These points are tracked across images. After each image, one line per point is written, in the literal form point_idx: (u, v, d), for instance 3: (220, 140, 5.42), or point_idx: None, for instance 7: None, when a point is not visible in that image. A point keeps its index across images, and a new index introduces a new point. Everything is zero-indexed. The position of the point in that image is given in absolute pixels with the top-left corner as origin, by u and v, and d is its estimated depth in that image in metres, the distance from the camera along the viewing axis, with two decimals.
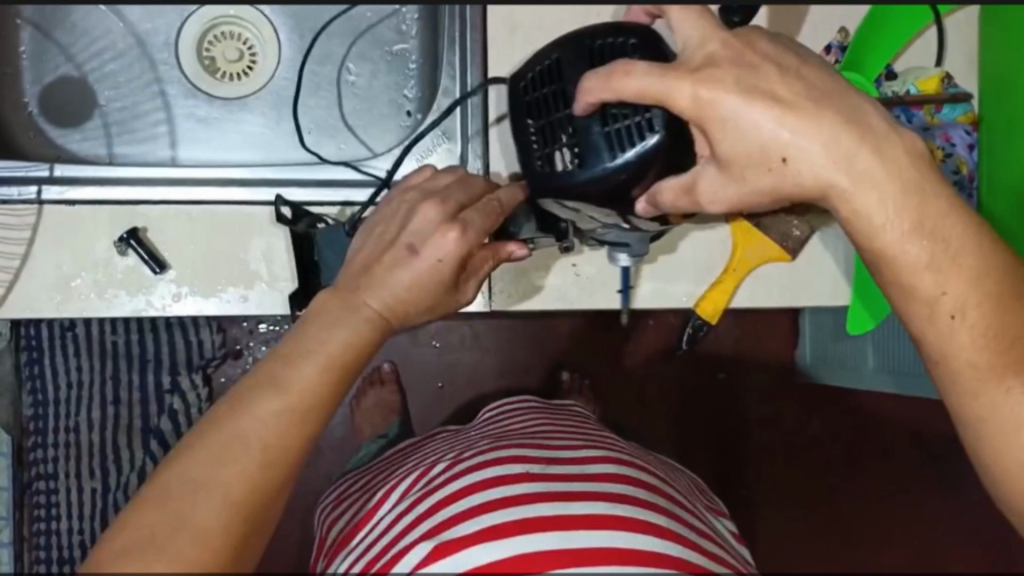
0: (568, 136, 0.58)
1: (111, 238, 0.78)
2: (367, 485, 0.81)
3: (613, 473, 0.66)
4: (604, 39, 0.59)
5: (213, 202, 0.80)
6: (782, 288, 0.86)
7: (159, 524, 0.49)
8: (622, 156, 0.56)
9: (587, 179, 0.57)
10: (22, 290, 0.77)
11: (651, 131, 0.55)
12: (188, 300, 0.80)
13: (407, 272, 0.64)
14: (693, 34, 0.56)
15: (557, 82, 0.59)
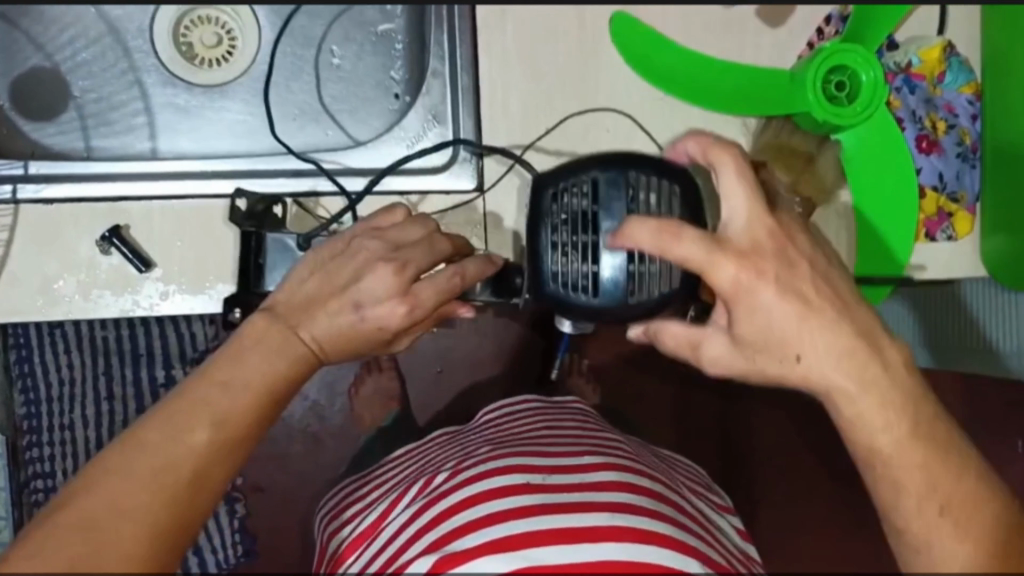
0: (590, 262, 0.57)
1: (92, 236, 0.76)
2: (368, 488, 0.80)
3: (616, 478, 0.65)
4: (646, 173, 0.57)
5: (194, 196, 0.78)
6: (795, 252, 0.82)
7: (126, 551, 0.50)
8: (635, 301, 0.57)
9: (595, 310, 0.58)
10: (5, 294, 0.75)
11: (670, 285, 0.58)
12: (177, 297, 0.77)
13: (345, 324, 0.63)
14: (741, 213, 0.53)
15: (591, 202, 0.57)
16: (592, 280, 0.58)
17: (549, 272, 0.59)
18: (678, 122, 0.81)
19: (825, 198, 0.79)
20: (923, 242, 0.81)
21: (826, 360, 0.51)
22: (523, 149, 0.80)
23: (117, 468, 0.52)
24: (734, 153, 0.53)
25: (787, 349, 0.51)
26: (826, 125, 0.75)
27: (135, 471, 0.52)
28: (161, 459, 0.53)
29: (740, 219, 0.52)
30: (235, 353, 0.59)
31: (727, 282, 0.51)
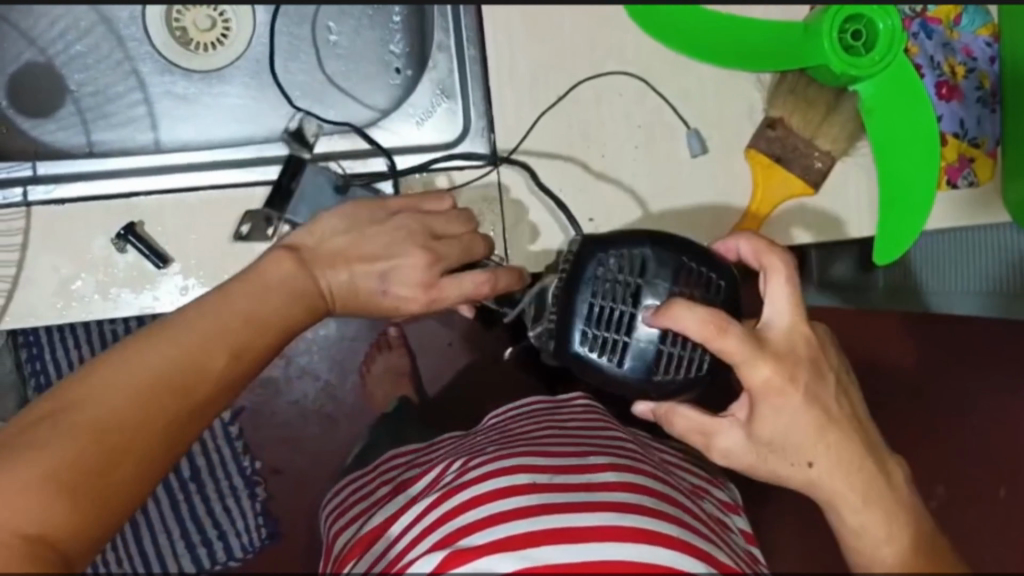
0: (624, 334, 0.62)
1: (108, 235, 0.75)
2: (377, 485, 0.81)
3: (620, 479, 0.66)
4: (694, 264, 0.63)
5: (204, 188, 0.76)
6: (804, 215, 0.80)
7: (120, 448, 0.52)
8: (655, 379, 0.63)
9: (618, 379, 0.63)
10: (23, 298, 0.74)
11: (692, 371, 0.63)
12: (196, 292, 0.76)
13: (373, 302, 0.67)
14: (782, 320, 0.58)
15: (637, 276, 0.63)
16: (619, 350, 0.62)
17: (581, 332, 0.63)
18: (692, 85, 0.79)
19: (845, 150, 0.79)
20: (944, 191, 0.81)
21: (836, 470, 0.56)
22: (535, 119, 0.78)
23: (125, 377, 0.55)
24: (784, 259, 0.59)
25: (802, 451, 0.56)
26: (844, 77, 0.73)
27: (122, 381, 0.55)
28: (144, 362, 0.56)
29: (783, 323, 0.58)
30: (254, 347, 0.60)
31: (761, 382, 0.56)
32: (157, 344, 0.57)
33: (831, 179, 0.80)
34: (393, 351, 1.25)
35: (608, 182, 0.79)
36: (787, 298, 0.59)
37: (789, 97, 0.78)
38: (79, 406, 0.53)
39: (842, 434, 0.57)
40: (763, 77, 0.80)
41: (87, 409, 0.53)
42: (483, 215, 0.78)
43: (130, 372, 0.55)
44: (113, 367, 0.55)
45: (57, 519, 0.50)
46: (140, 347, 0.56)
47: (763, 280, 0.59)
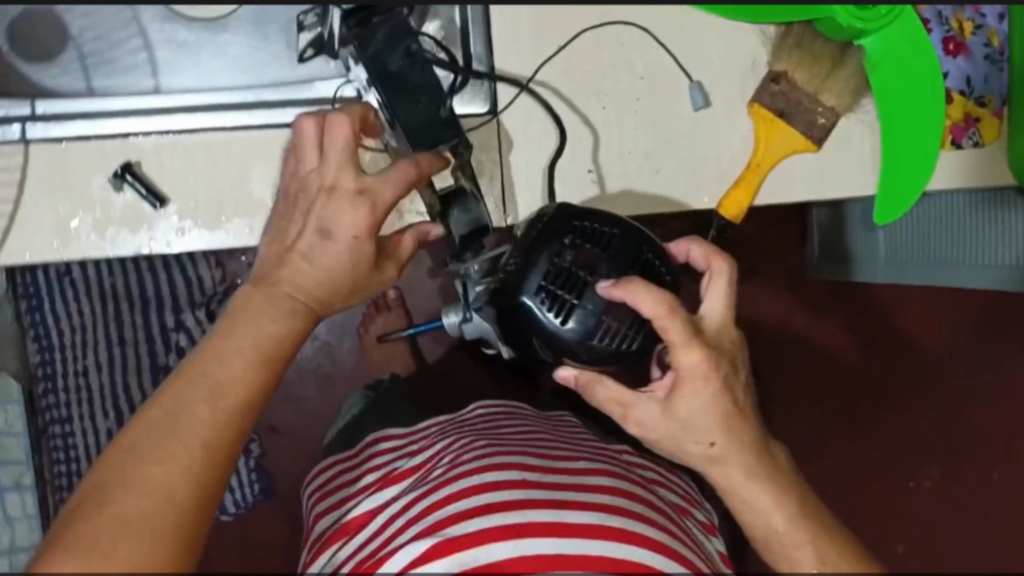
0: (573, 294, 0.66)
1: (105, 174, 0.74)
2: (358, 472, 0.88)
3: (605, 486, 0.74)
4: (651, 256, 0.69)
5: (207, 129, 0.75)
6: (801, 174, 0.80)
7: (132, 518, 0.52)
8: (591, 347, 0.66)
9: (556, 335, 0.66)
10: (20, 232, 0.74)
11: (629, 346, 0.66)
12: (192, 233, 0.76)
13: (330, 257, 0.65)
14: (717, 316, 0.64)
15: (602, 249, 0.67)
16: (565, 308, 0.66)
17: (537, 285, 0.66)
18: (701, 35, 0.78)
19: (849, 107, 0.78)
20: (947, 151, 0.80)
21: (734, 449, 0.61)
22: (536, 67, 0.77)
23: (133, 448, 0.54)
24: (730, 266, 0.65)
25: (710, 431, 0.61)
26: (850, 30, 0.74)
27: (154, 475, 0.53)
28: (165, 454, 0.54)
29: (717, 319, 0.64)
30: (264, 366, 0.59)
31: (691, 364, 0.60)
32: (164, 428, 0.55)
33: (835, 131, 0.79)
34: (391, 312, 1.24)
35: (610, 134, 0.78)
36: (724, 299, 0.64)
37: (794, 50, 0.77)
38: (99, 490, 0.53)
39: (744, 421, 0.62)
40: (769, 30, 0.79)
41: (119, 505, 0.52)
42: (482, 164, 0.77)
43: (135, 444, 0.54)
44: (136, 464, 0.54)
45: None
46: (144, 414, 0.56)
47: (704, 283, 0.65)
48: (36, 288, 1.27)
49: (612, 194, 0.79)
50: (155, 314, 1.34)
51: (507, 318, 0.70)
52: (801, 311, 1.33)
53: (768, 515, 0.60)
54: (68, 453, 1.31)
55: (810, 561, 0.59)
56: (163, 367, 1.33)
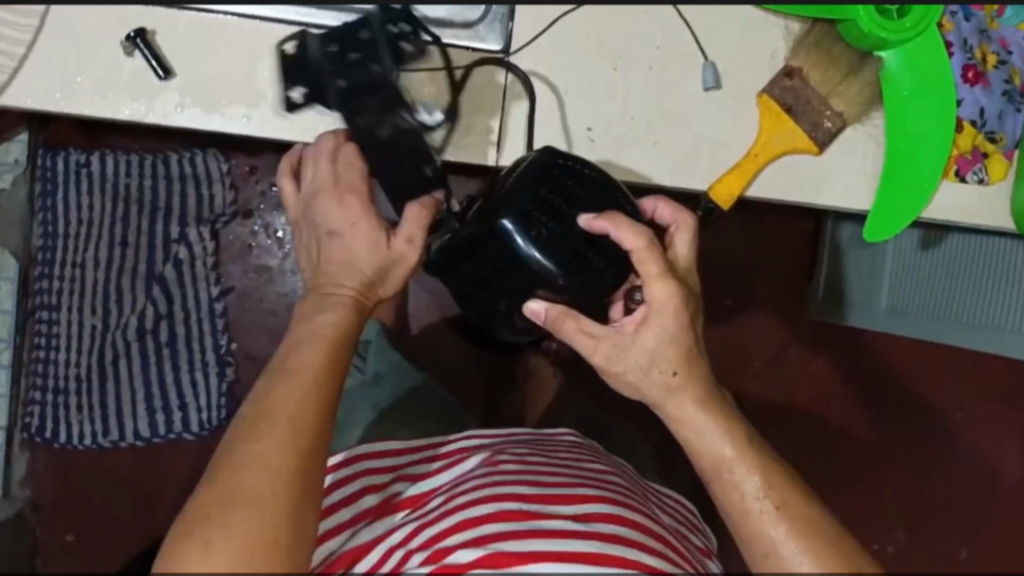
0: (551, 223, 0.69)
1: (119, 37, 0.76)
2: (350, 484, 0.80)
3: (607, 511, 0.73)
4: (626, 203, 0.72)
5: (225, 13, 0.76)
6: (801, 177, 0.79)
7: (222, 504, 0.55)
8: (562, 276, 0.69)
9: (533, 260, 0.69)
10: (27, 76, 0.76)
11: (602, 280, 0.70)
12: (191, 112, 0.77)
13: (340, 245, 0.68)
14: (685, 260, 0.71)
15: (582, 188, 0.71)
16: (544, 237, 0.69)
17: (520, 212, 0.69)
18: (725, 18, 0.78)
19: (858, 115, 0.78)
20: (951, 182, 0.79)
21: (690, 385, 0.66)
22: (555, 19, 0.77)
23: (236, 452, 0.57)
24: (693, 220, 0.73)
25: (672, 360, 0.66)
26: (870, 40, 0.73)
27: (243, 483, 0.56)
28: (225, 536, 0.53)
29: (684, 263, 0.71)
30: (332, 347, 0.64)
31: (661, 296, 0.66)
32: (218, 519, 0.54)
33: (841, 136, 0.78)
34: None
35: (616, 96, 0.78)
36: (689, 247, 0.72)
37: (811, 50, 0.76)
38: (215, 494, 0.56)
39: (697, 362, 0.67)
40: (792, 26, 0.78)
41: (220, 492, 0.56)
42: (482, 101, 0.78)
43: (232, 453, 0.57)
44: (228, 465, 0.57)
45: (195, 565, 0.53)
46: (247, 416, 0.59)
47: (672, 236, 0.72)
48: (53, 174, 1.30)
49: (605, 158, 0.79)
50: (161, 223, 1.33)
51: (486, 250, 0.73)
52: (796, 348, 1.29)
53: (716, 439, 0.64)
54: (50, 341, 1.32)
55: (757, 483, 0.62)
56: (157, 276, 1.34)
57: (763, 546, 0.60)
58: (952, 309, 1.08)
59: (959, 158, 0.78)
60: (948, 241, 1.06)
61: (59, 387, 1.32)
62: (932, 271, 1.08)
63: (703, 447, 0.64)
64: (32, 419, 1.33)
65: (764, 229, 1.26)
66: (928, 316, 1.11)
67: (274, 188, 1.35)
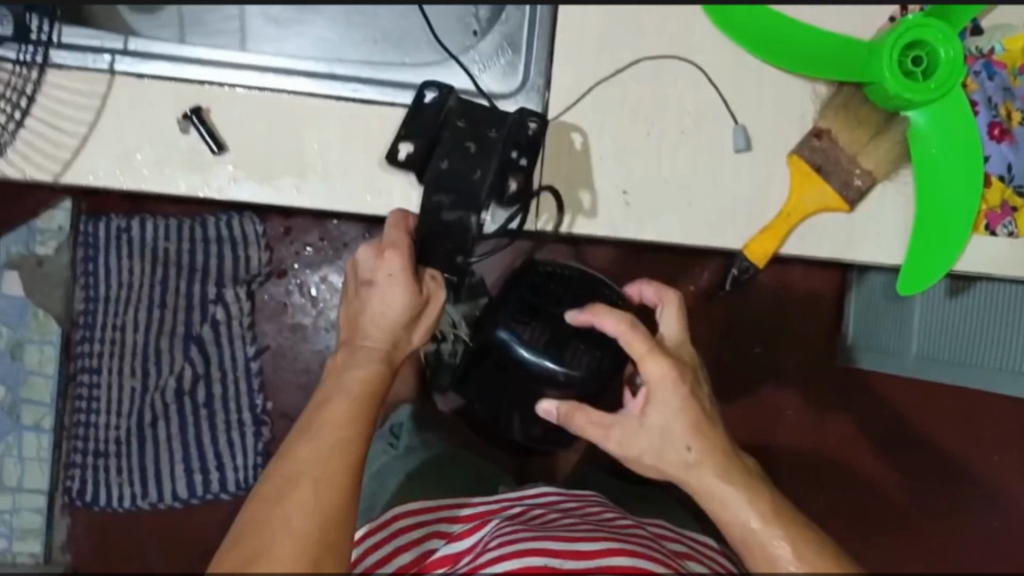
0: (545, 327, 0.78)
1: (176, 114, 0.80)
2: (386, 546, 0.83)
3: (632, 562, 0.69)
4: (610, 296, 0.80)
5: (276, 90, 0.80)
6: (833, 235, 0.81)
7: (246, 557, 0.58)
8: (564, 371, 0.77)
9: (535, 364, 0.78)
10: (87, 155, 0.80)
11: (602, 367, 0.75)
12: (246, 183, 0.80)
13: (375, 301, 0.69)
14: (676, 335, 0.68)
15: (564, 288, 0.81)
16: (539, 340, 0.78)
17: (510, 323, 0.80)
18: (756, 81, 0.81)
19: (888, 174, 0.80)
20: (981, 235, 0.81)
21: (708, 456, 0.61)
22: (591, 87, 0.80)
23: (263, 509, 0.60)
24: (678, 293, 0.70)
25: (685, 435, 0.61)
26: (896, 99, 0.77)
27: (266, 539, 0.58)
28: None
29: (676, 337, 0.68)
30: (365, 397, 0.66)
31: (657, 374, 0.62)
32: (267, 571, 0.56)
33: (872, 192, 0.81)
34: None
35: (649, 157, 0.81)
36: (679, 323, 0.69)
37: (838, 111, 0.80)
38: (246, 549, 0.58)
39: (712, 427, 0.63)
40: (819, 89, 0.81)
41: (251, 542, 0.59)
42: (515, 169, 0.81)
43: (260, 507, 0.60)
44: (256, 519, 0.60)
45: None
46: (278, 468, 0.62)
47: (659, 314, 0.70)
48: (95, 239, 1.34)
49: (639, 220, 0.81)
50: (200, 285, 1.35)
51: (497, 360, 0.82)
52: (824, 397, 1.30)
53: (741, 511, 0.60)
54: (91, 404, 1.36)
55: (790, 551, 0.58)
56: (195, 336, 1.36)
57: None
58: (987, 351, 1.06)
59: (987, 213, 0.80)
60: (978, 291, 1.07)
61: (100, 450, 1.36)
62: (948, 317, 1.09)
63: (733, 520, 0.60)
64: (73, 482, 1.36)
65: (790, 278, 1.28)
66: (960, 358, 1.08)
67: (308, 248, 1.38)
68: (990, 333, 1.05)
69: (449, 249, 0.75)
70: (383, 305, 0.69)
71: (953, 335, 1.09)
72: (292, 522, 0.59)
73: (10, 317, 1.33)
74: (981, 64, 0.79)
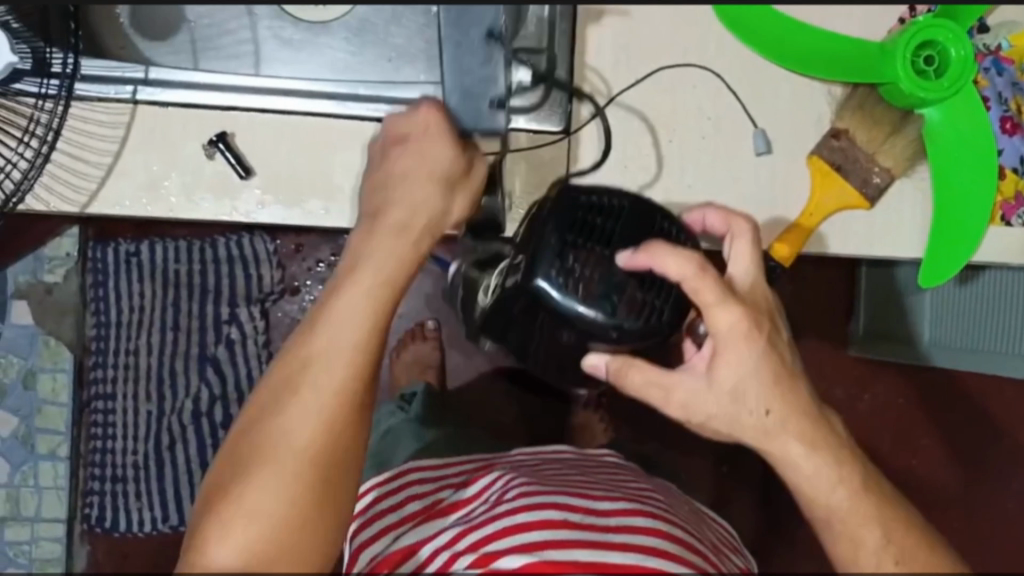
0: (594, 271, 0.66)
1: (200, 140, 0.80)
2: (397, 498, 0.84)
3: (649, 525, 0.73)
4: (666, 223, 0.68)
5: (300, 113, 0.80)
6: (855, 232, 0.83)
7: (266, 434, 0.58)
8: (617, 323, 0.65)
9: (581, 314, 0.66)
10: (113, 186, 0.80)
11: (660, 318, 0.65)
12: (273, 208, 0.81)
13: (410, 171, 0.66)
14: (748, 276, 0.65)
15: (614, 221, 0.68)
16: (586, 287, 0.65)
17: (552, 266, 0.66)
18: (773, 86, 0.82)
19: (905, 170, 0.82)
20: (997, 226, 0.83)
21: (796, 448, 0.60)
22: (610, 100, 0.82)
23: (287, 391, 0.59)
24: (750, 225, 0.66)
25: (763, 400, 0.61)
26: (911, 98, 0.78)
27: (288, 420, 0.58)
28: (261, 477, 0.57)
29: (746, 279, 0.65)
30: (383, 286, 0.62)
31: (727, 326, 0.61)
32: (267, 473, 0.57)
33: (890, 189, 0.83)
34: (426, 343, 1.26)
35: (672, 165, 0.83)
36: (751, 259, 0.65)
37: (855, 113, 0.81)
38: (268, 429, 0.58)
39: (801, 412, 0.61)
40: (835, 91, 0.83)
41: (274, 416, 0.59)
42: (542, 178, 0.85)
43: (284, 389, 0.59)
44: (280, 399, 0.59)
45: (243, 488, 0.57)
46: (303, 346, 0.61)
47: (731, 246, 0.66)
48: (104, 264, 1.33)
49: None
50: (212, 304, 1.35)
51: (530, 311, 0.70)
52: (841, 386, 1.32)
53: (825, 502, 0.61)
54: (106, 430, 1.35)
55: (873, 538, 0.61)
56: (210, 357, 1.35)
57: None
58: (1000, 338, 1.10)
59: (1001, 206, 0.82)
60: (981, 279, 1.09)
61: (117, 475, 1.35)
62: (960, 304, 1.13)
63: (814, 493, 0.61)
64: (91, 509, 1.36)
65: (803, 274, 1.29)
66: (977, 345, 1.13)
67: (320, 264, 1.37)
68: (1003, 318, 1.08)
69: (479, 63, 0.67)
70: (412, 194, 0.65)
71: (967, 324, 1.13)
72: (293, 428, 0.58)
73: (21, 347, 1.33)
74: (990, 61, 0.81)
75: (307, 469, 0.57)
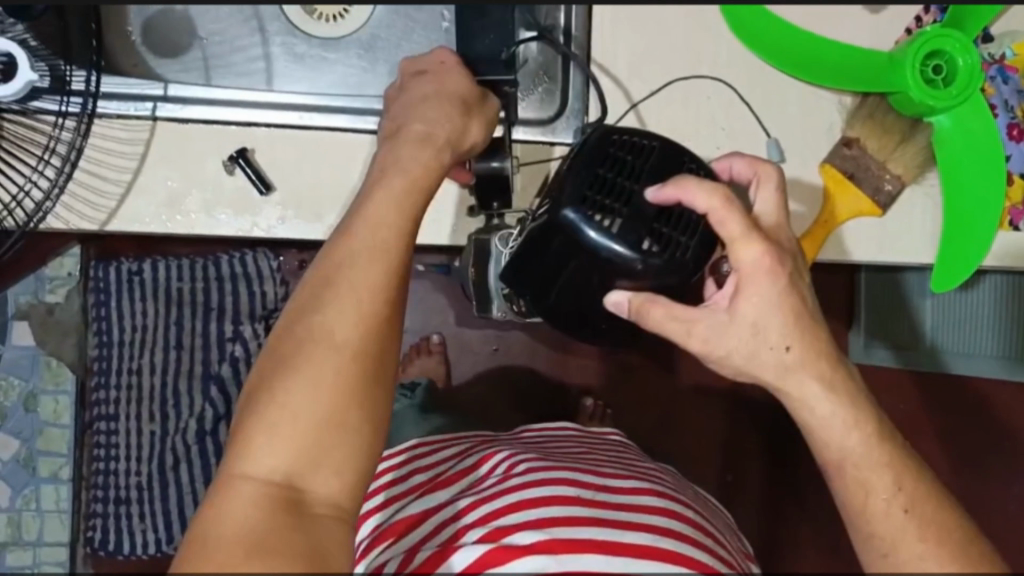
0: (621, 202, 0.66)
1: (220, 158, 0.81)
2: (403, 481, 0.84)
3: (659, 504, 0.73)
4: (692, 163, 0.69)
5: (320, 127, 0.81)
6: (870, 238, 0.85)
7: (295, 347, 0.57)
8: (643, 256, 0.65)
9: (607, 246, 0.65)
10: (131, 204, 0.80)
11: (686, 253, 0.65)
12: (293, 223, 0.82)
13: (417, 110, 0.69)
14: (771, 217, 0.66)
15: (645, 161, 0.68)
16: (611, 217, 0.66)
17: (584, 198, 0.66)
18: (784, 94, 0.84)
19: (915, 178, 0.83)
20: (1005, 232, 0.85)
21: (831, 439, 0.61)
22: (626, 110, 0.84)
23: (316, 305, 0.58)
24: (774, 169, 0.67)
25: (785, 334, 0.61)
26: (921, 107, 0.79)
27: (318, 331, 0.58)
28: (295, 386, 0.56)
29: (770, 212, 0.66)
30: (401, 205, 0.63)
31: (752, 259, 0.61)
32: (303, 374, 0.56)
33: (902, 195, 0.84)
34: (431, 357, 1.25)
35: None
36: (776, 202, 0.66)
37: (865, 122, 0.83)
38: (296, 343, 0.57)
39: (838, 403, 0.61)
40: (845, 100, 0.85)
41: (303, 330, 0.58)
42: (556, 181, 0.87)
43: (311, 305, 0.59)
44: (307, 311, 0.58)
45: (279, 396, 0.56)
46: (331, 258, 0.60)
47: (755, 191, 0.67)
48: (106, 283, 1.27)
49: None
50: (215, 324, 1.30)
51: (552, 249, 0.69)
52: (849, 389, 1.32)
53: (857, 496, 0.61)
54: (109, 451, 1.29)
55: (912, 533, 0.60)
56: (214, 375, 1.29)
57: (882, 546, 0.61)
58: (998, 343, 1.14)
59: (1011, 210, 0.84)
60: (983, 285, 1.10)
61: (120, 497, 1.30)
62: (962, 307, 1.14)
63: (830, 438, 0.62)
64: (95, 533, 1.31)
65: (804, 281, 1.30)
66: (974, 347, 1.17)
67: None
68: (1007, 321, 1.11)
69: (491, 40, 0.74)
70: (425, 114, 0.69)
71: (970, 328, 1.15)
72: (324, 336, 0.57)
73: (23, 368, 1.30)
74: (995, 70, 0.83)
75: (339, 379, 0.56)
